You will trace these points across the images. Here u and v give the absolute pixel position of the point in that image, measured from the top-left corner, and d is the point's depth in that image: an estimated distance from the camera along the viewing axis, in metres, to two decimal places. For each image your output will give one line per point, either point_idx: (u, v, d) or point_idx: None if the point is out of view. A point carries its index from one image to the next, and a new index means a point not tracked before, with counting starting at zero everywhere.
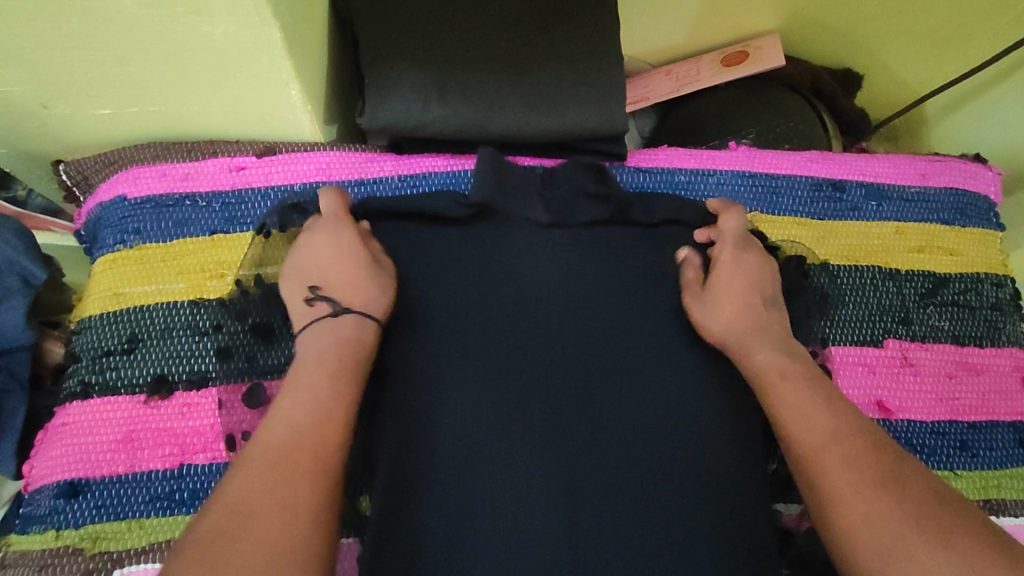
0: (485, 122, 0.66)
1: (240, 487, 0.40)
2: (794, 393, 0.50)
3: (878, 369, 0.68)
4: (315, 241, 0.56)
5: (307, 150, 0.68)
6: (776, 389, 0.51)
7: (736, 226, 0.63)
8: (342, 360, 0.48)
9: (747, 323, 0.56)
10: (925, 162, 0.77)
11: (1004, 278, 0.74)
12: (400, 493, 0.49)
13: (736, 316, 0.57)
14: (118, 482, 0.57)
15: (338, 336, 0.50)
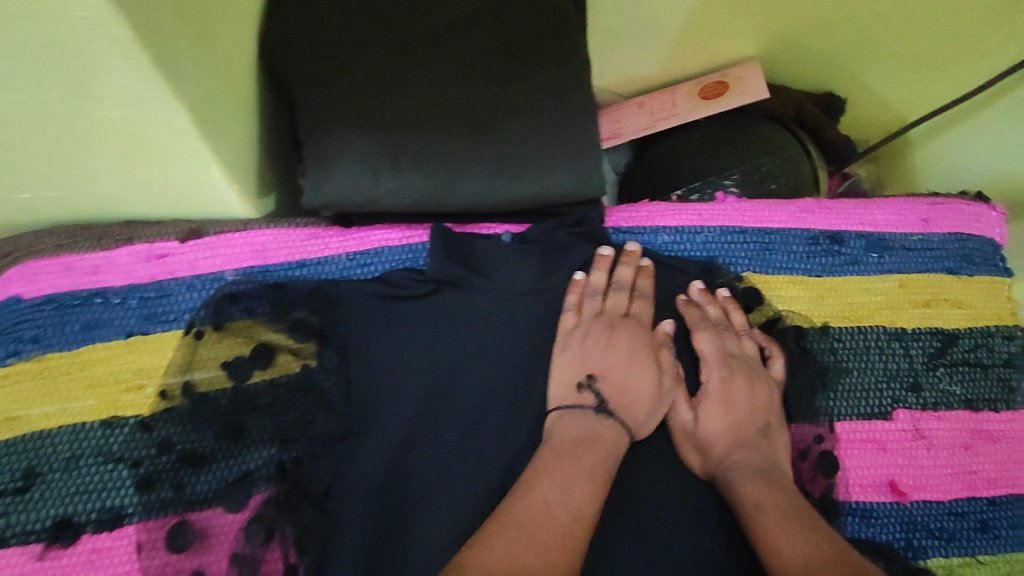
0: (443, 192, 0.58)
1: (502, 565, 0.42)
2: (778, 525, 0.49)
3: (889, 445, 0.62)
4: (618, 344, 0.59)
5: (237, 230, 0.59)
6: (759, 520, 0.50)
7: (718, 314, 0.62)
8: (594, 458, 0.52)
9: (733, 428, 0.57)
10: (926, 205, 0.70)
11: (1016, 330, 0.68)
12: None
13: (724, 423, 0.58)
14: None
15: (586, 430, 0.54)
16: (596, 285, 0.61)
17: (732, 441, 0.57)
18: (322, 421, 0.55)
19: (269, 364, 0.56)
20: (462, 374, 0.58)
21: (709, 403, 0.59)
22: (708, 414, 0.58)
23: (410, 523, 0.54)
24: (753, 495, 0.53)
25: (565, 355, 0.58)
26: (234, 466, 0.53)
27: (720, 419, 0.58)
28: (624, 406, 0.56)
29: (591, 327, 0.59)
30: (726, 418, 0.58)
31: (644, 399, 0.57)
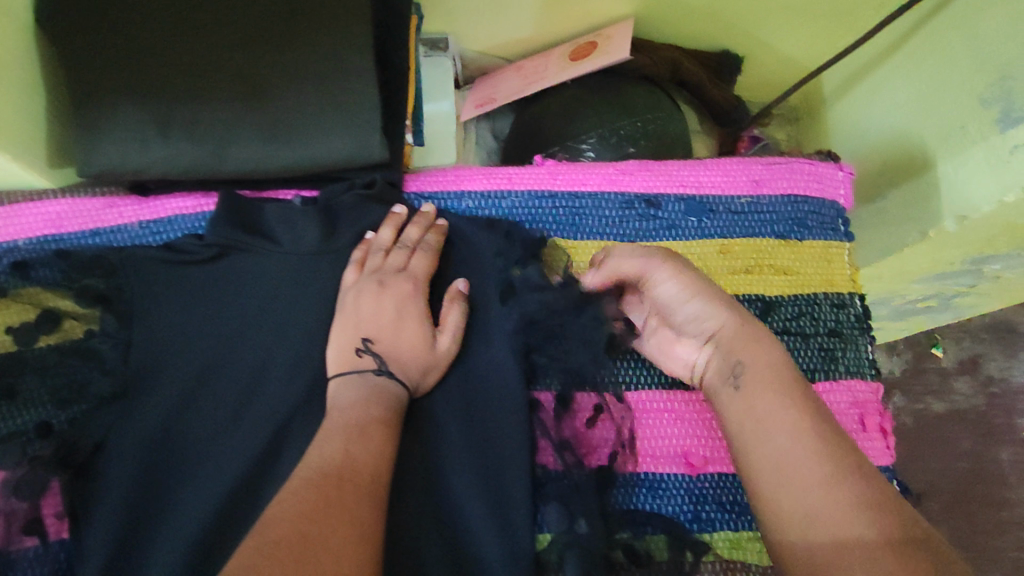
0: (217, 160, 0.58)
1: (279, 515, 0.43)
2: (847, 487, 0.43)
3: (687, 416, 0.60)
4: (390, 299, 0.57)
5: (32, 200, 0.61)
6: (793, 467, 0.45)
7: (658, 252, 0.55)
8: (370, 408, 0.52)
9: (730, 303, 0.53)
10: (760, 166, 0.66)
11: (847, 297, 0.65)
12: None
13: (699, 296, 0.54)
14: None
15: (360, 390, 0.54)
16: (382, 243, 0.60)
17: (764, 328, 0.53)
18: (97, 384, 0.56)
19: (54, 329, 0.58)
20: (244, 340, 0.59)
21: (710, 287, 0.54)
22: (681, 282, 0.54)
23: (178, 483, 0.56)
24: (794, 391, 0.48)
25: (343, 315, 0.57)
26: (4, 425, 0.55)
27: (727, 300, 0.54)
28: (398, 366, 0.56)
29: (365, 284, 0.58)
30: (705, 288, 0.54)
31: (421, 356, 0.56)
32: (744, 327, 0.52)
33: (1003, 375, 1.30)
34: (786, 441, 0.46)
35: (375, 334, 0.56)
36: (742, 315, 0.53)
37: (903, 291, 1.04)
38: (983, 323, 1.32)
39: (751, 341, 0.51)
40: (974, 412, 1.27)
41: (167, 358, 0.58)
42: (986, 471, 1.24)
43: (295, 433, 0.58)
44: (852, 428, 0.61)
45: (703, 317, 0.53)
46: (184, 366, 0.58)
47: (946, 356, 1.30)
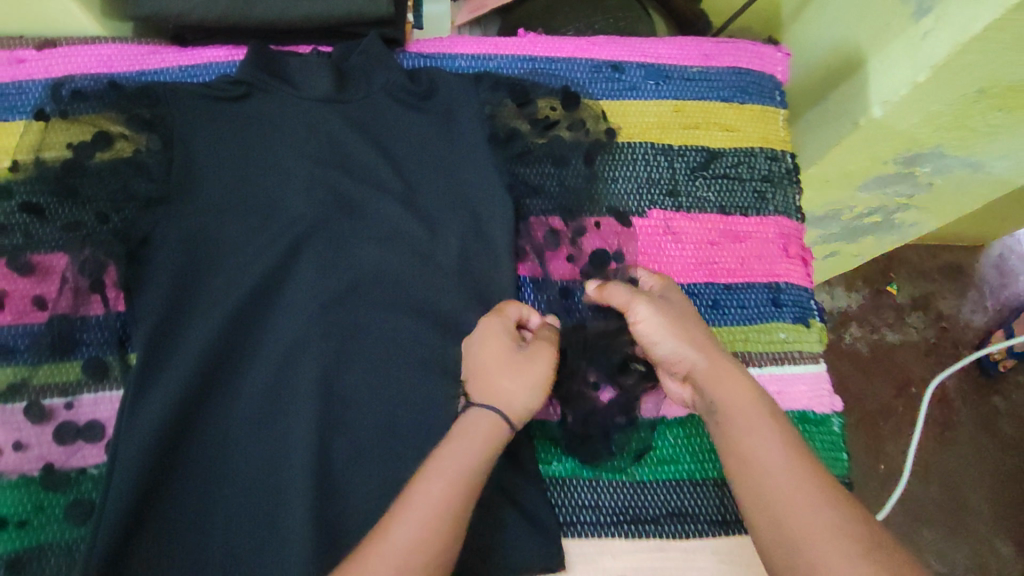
0: (247, 8, 0.69)
1: (403, 534, 0.49)
2: (794, 490, 0.51)
3: (640, 237, 0.72)
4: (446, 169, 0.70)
5: (87, 44, 0.72)
6: (778, 481, 0.52)
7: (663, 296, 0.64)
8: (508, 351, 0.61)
9: (700, 345, 0.59)
10: (710, 43, 0.78)
11: (781, 153, 0.76)
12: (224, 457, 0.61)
13: (672, 337, 0.60)
14: None
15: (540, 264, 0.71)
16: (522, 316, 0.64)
17: (733, 363, 0.59)
18: (146, 188, 0.67)
19: (108, 147, 0.69)
20: (267, 162, 0.69)
21: (683, 321, 0.61)
22: (658, 321, 0.60)
23: (210, 269, 0.66)
24: (765, 423, 0.55)
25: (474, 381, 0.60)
26: (71, 215, 0.66)
27: (699, 338, 0.60)
28: (507, 398, 0.58)
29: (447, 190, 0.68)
30: (675, 329, 0.60)
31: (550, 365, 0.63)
32: (715, 368, 0.58)
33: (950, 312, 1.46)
34: (795, 502, 0.51)
35: (482, 367, 0.60)
36: (713, 354, 0.59)
37: (848, 201, 1.16)
38: (935, 265, 1.49)
39: (722, 384, 0.57)
40: (923, 344, 1.42)
41: (202, 172, 0.68)
42: (930, 393, 1.38)
43: (310, 240, 0.68)
44: (778, 254, 0.72)
45: (679, 359, 0.60)
46: (216, 179, 0.68)
47: (901, 293, 1.46)
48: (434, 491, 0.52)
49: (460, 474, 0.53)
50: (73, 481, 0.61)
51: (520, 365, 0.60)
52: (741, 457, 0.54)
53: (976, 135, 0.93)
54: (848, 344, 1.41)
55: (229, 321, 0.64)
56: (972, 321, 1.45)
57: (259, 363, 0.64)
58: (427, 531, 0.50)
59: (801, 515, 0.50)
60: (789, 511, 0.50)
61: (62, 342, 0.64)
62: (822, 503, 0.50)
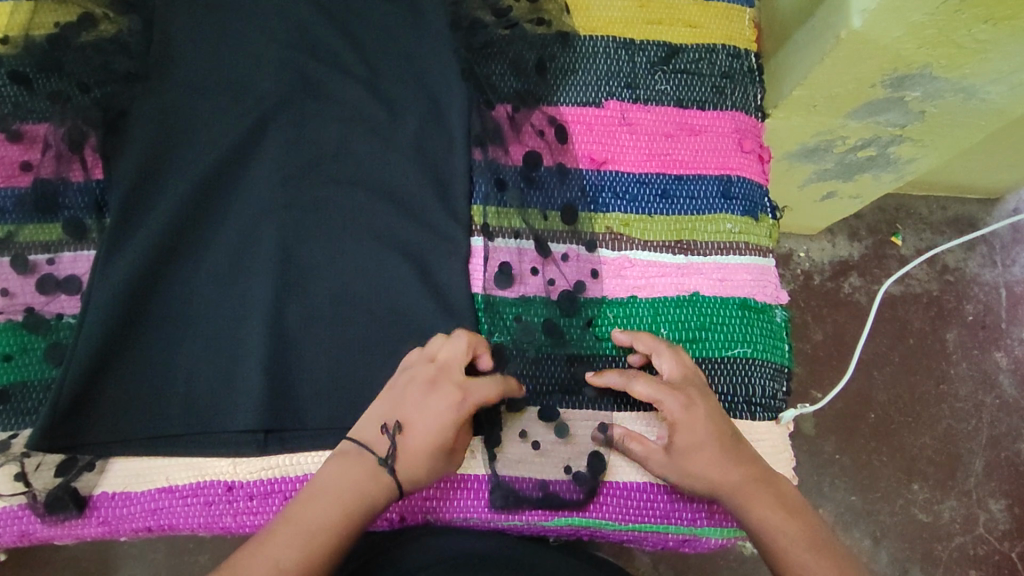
0: None
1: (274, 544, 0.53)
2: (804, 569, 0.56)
3: (595, 127, 0.73)
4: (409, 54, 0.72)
5: None
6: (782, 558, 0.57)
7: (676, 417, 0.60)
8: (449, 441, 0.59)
9: (719, 474, 0.59)
10: None
11: (743, 52, 0.76)
12: (136, 324, 0.64)
13: (693, 478, 0.60)
14: None
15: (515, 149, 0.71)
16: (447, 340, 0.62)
17: (753, 477, 0.60)
18: (124, 64, 0.71)
19: (93, 27, 0.73)
20: (236, 43, 0.72)
21: (697, 466, 0.59)
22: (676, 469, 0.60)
23: (179, 144, 0.69)
24: (784, 544, 0.57)
25: (397, 403, 0.59)
26: (53, 86, 0.70)
27: (710, 476, 0.59)
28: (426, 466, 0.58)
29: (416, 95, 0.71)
30: (692, 477, 0.60)
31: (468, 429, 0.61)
32: (735, 490, 0.59)
33: (958, 264, 1.37)
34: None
35: (432, 433, 0.57)
36: (732, 487, 0.59)
37: (839, 130, 1.12)
38: (944, 217, 1.40)
39: (743, 509, 0.59)
40: (926, 296, 1.34)
41: (174, 51, 0.72)
42: (930, 348, 1.31)
43: (275, 117, 0.70)
44: (733, 149, 0.73)
45: (702, 489, 0.60)
46: (186, 60, 0.72)
47: (905, 244, 1.38)
48: (311, 510, 0.55)
49: (333, 491, 0.56)
50: (51, 327, 0.66)
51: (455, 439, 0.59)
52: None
53: (964, 52, 0.91)
54: (847, 295, 1.34)
55: (191, 192, 0.68)
56: (980, 277, 1.36)
57: (219, 233, 0.68)
58: (290, 540, 0.53)
59: None
60: None
61: (44, 203, 0.68)
62: None
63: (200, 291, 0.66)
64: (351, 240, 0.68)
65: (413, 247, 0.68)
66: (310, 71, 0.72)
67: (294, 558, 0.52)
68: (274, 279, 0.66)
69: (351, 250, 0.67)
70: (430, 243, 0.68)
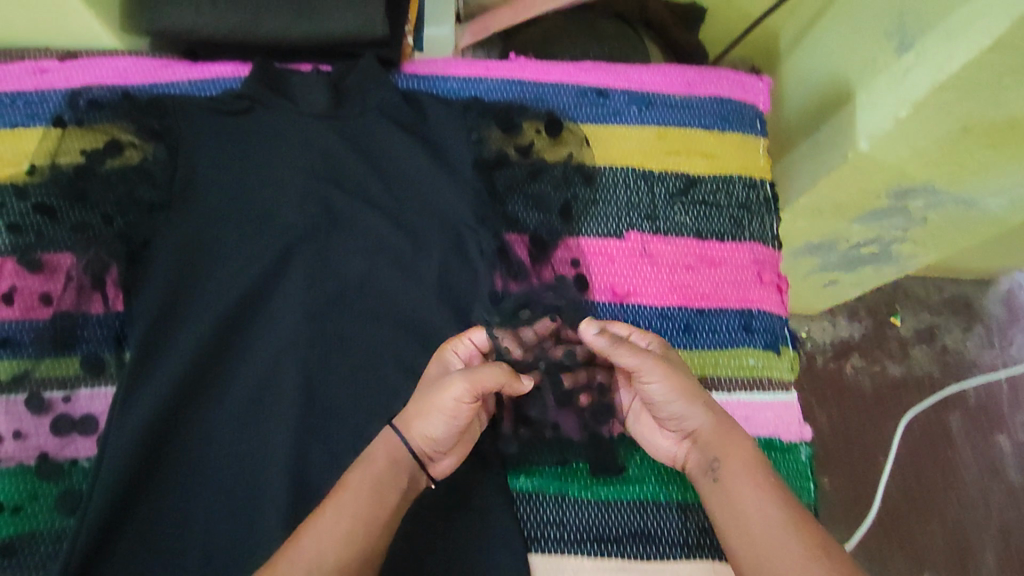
0: (252, 27, 0.72)
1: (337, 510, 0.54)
2: (776, 509, 0.55)
3: (616, 258, 0.74)
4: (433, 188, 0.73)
5: (104, 57, 0.77)
6: (750, 503, 0.56)
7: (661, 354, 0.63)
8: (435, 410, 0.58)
9: (705, 402, 0.60)
10: (694, 72, 0.80)
11: (759, 181, 0.78)
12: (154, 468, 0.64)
13: (681, 391, 0.59)
14: None
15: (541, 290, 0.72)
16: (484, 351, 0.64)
17: (731, 423, 0.61)
18: (149, 193, 0.71)
19: (118, 154, 0.73)
20: (263, 173, 0.73)
21: (684, 371, 0.61)
22: (670, 383, 0.60)
23: (203, 277, 0.70)
24: (756, 474, 0.58)
25: (423, 384, 0.62)
26: (77, 216, 0.70)
27: (695, 386, 0.60)
28: (413, 430, 0.59)
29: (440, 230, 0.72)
30: (686, 390, 0.60)
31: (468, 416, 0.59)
32: (712, 434, 0.60)
33: (957, 346, 1.37)
34: (776, 520, 0.55)
35: (418, 395, 0.60)
36: (720, 416, 0.60)
37: (844, 232, 1.15)
38: (942, 297, 1.41)
39: (721, 441, 0.59)
40: (928, 378, 1.34)
41: (200, 182, 0.72)
42: (934, 432, 1.31)
43: (300, 250, 0.71)
44: (752, 280, 0.74)
45: (687, 418, 0.60)
46: (212, 191, 0.72)
47: (905, 324, 1.38)
48: (358, 474, 0.57)
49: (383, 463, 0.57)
50: (65, 472, 0.65)
51: (438, 404, 0.58)
52: (743, 521, 0.56)
53: (966, 171, 0.93)
54: (850, 376, 1.33)
55: (214, 329, 0.68)
56: (980, 358, 1.36)
57: (241, 369, 0.68)
58: (351, 512, 0.54)
59: (787, 528, 0.54)
60: (773, 541, 0.54)
61: (63, 338, 0.67)
62: (811, 529, 0.54)
63: (222, 432, 0.65)
64: (373, 376, 0.67)
65: None
66: (336, 202, 0.72)
67: (348, 527, 0.54)
68: (296, 420, 0.65)
69: (373, 387, 0.67)
70: None
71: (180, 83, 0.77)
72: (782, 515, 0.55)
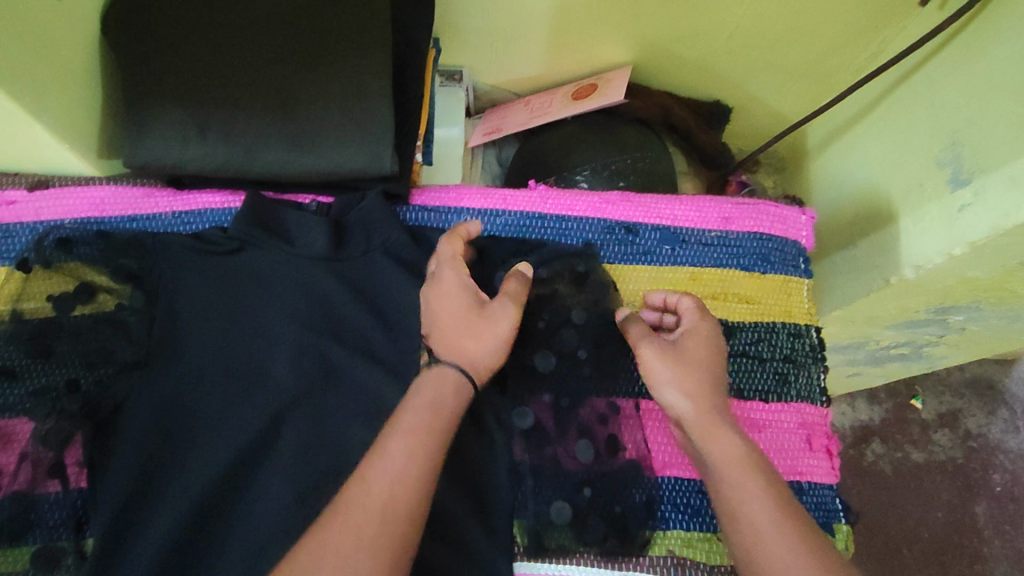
0: (246, 164, 0.66)
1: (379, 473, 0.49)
2: (751, 515, 0.49)
3: (649, 423, 0.67)
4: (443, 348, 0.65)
5: (80, 185, 0.69)
6: (726, 495, 0.51)
7: (688, 325, 0.61)
8: (491, 336, 0.58)
9: (693, 394, 0.56)
10: (731, 205, 0.73)
11: (804, 328, 0.71)
12: None
13: (668, 385, 0.57)
14: None
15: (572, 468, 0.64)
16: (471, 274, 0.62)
17: (726, 418, 0.55)
18: (123, 350, 0.63)
19: (91, 299, 0.65)
20: (255, 323, 0.66)
21: (690, 363, 0.57)
22: (660, 368, 0.58)
23: (182, 448, 0.62)
24: (755, 483, 0.51)
25: (441, 325, 0.58)
26: (41, 377, 0.62)
27: (695, 373, 0.57)
28: (475, 357, 0.57)
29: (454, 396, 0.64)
30: (677, 374, 0.57)
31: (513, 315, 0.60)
32: (698, 417, 0.55)
33: (981, 431, 1.27)
34: (754, 511, 0.49)
35: (462, 325, 0.58)
36: (706, 404, 0.55)
37: (875, 335, 1.05)
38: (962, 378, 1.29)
39: (709, 431, 0.54)
40: (952, 464, 1.24)
41: (184, 336, 0.65)
42: (963, 523, 1.20)
43: (293, 414, 0.63)
44: (800, 447, 0.67)
45: (672, 408, 0.57)
46: (193, 343, 0.65)
47: (926, 407, 1.28)
48: (405, 416, 0.52)
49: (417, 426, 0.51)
50: None
51: (496, 331, 0.58)
52: (738, 516, 0.50)
53: (1016, 298, 0.86)
54: (871, 464, 1.23)
55: (191, 515, 0.59)
56: (1004, 444, 1.26)
57: (220, 560, 0.59)
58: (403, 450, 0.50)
59: (769, 553, 0.47)
60: (743, 522, 0.49)
61: (11, 525, 0.58)
62: (789, 535, 0.48)
63: None
64: None
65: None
66: (334, 356, 0.65)
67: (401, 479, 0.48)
68: None
69: None
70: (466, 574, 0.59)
71: (164, 216, 0.69)
72: (763, 526, 0.49)
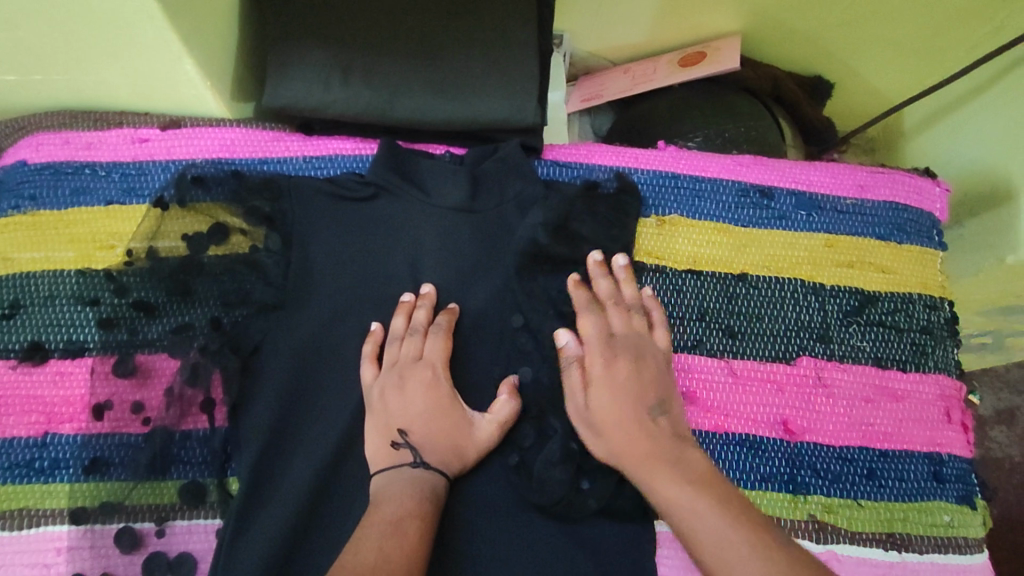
0: (386, 108, 0.64)
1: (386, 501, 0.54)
2: (667, 487, 0.54)
3: (788, 387, 0.65)
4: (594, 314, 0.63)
5: (210, 126, 0.68)
6: (654, 479, 0.55)
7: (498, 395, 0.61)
8: (419, 405, 0.59)
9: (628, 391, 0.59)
10: (865, 173, 0.72)
11: (940, 301, 0.70)
12: None
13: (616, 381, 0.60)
14: (8, 445, 0.59)
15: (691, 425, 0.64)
16: (397, 334, 0.62)
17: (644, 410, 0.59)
18: (260, 292, 0.61)
19: (224, 240, 0.63)
20: (388, 273, 0.64)
21: (374, 408, 0.59)
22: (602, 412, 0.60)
23: (319, 394, 0.61)
24: (657, 465, 0.55)
25: (372, 413, 0.59)
26: (179, 317, 0.61)
27: (628, 430, 0.57)
28: (428, 442, 0.58)
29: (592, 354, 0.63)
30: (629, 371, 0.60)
31: (431, 382, 0.60)
32: (610, 418, 0.59)
33: None
34: (676, 485, 0.53)
35: (381, 417, 0.59)
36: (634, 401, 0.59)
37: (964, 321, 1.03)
38: None
39: (637, 458, 0.56)
40: (1009, 462, 1.11)
41: (316, 282, 0.63)
42: None
43: None
44: (938, 418, 0.66)
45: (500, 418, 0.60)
46: (326, 288, 0.63)
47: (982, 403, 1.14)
48: (422, 460, 0.57)
49: (432, 467, 0.57)
50: None
51: (409, 402, 0.59)
52: (649, 487, 0.55)
53: None
54: None
55: (328, 461, 0.59)
56: None
57: (354, 507, 0.59)
58: (410, 477, 0.56)
59: (701, 522, 0.51)
60: (667, 500, 0.53)
61: (158, 458, 0.58)
62: (708, 506, 0.51)
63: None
64: (505, 515, 0.60)
65: (580, 535, 0.61)
66: (469, 309, 0.65)
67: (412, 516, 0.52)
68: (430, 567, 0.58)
69: (508, 532, 0.60)
70: (598, 527, 0.61)
71: (292, 159, 0.68)
72: (683, 490, 0.53)
